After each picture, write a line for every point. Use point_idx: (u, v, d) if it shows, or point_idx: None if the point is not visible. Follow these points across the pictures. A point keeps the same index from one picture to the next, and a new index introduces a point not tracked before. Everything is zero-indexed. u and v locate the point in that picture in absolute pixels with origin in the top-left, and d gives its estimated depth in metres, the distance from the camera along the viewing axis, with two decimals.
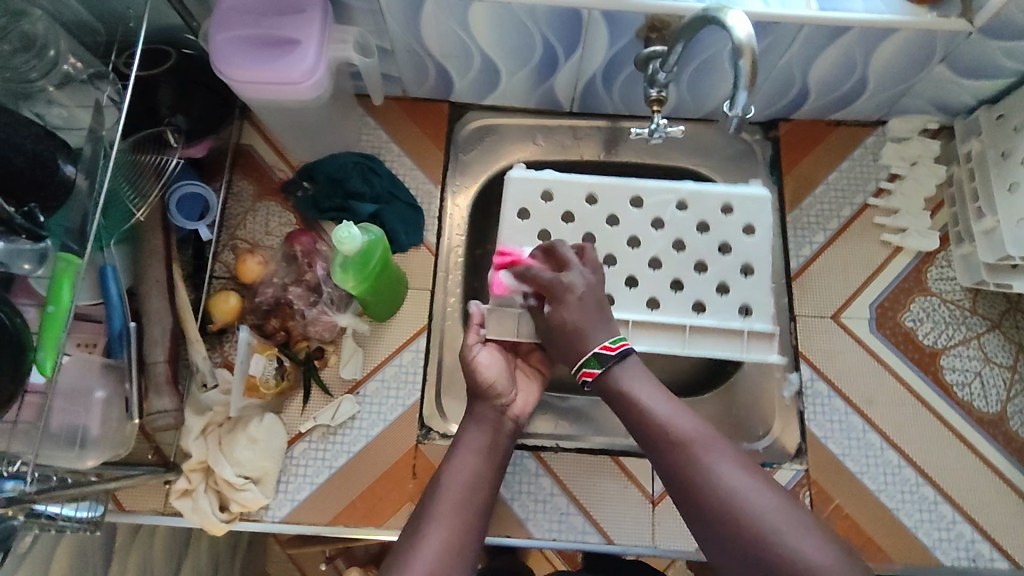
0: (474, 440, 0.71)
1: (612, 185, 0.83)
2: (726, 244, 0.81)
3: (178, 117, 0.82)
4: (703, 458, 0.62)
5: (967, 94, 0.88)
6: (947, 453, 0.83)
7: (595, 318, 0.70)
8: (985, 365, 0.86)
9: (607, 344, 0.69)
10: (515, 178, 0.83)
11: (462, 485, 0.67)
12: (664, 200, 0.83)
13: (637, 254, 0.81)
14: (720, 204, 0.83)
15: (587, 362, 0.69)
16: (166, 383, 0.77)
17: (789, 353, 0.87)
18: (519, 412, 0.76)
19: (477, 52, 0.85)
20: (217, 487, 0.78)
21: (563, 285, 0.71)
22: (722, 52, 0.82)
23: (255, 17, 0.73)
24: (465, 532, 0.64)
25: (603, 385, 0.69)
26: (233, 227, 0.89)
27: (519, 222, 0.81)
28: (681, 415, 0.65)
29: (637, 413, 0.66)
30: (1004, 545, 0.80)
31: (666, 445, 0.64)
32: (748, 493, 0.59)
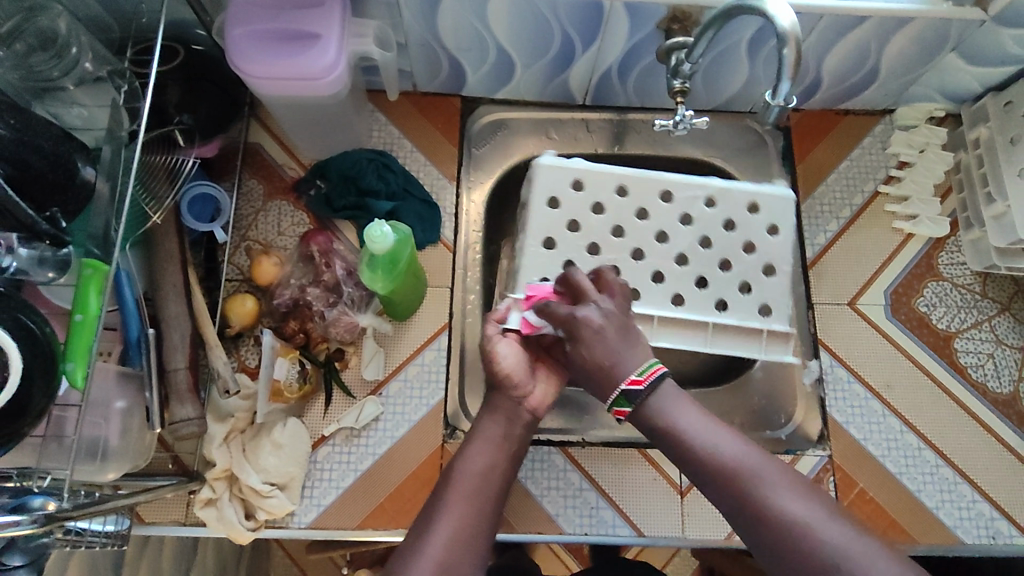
0: (490, 430, 0.69)
1: (643, 178, 0.82)
2: (749, 232, 0.82)
3: (186, 116, 0.80)
4: (759, 490, 0.58)
5: (974, 82, 0.90)
6: (964, 434, 0.85)
7: (618, 348, 0.66)
8: (997, 347, 0.88)
9: (635, 377, 0.64)
10: (544, 166, 0.81)
11: (473, 476, 0.65)
12: (692, 196, 0.82)
13: (664, 249, 0.81)
14: (748, 202, 0.82)
15: (616, 402, 0.65)
16: (188, 391, 0.74)
17: (808, 341, 0.89)
18: (537, 407, 0.74)
19: (495, 45, 0.84)
20: (241, 495, 0.76)
21: (579, 319, 0.67)
22: (741, 42, 0.82)
23: (273, 12, 0.70)
24: (475, 523, 0.63)
25: (639, 418, 0.65)
26: (245, 228, 0.87)
27: (548, 212, 0.81)
28: (724, 442, 0.62)
29: (681, 446, 0.62)
30: (1022, 522, 0.81)
31: (718, 478, 0.60)
32: (815, 522, 0.55)
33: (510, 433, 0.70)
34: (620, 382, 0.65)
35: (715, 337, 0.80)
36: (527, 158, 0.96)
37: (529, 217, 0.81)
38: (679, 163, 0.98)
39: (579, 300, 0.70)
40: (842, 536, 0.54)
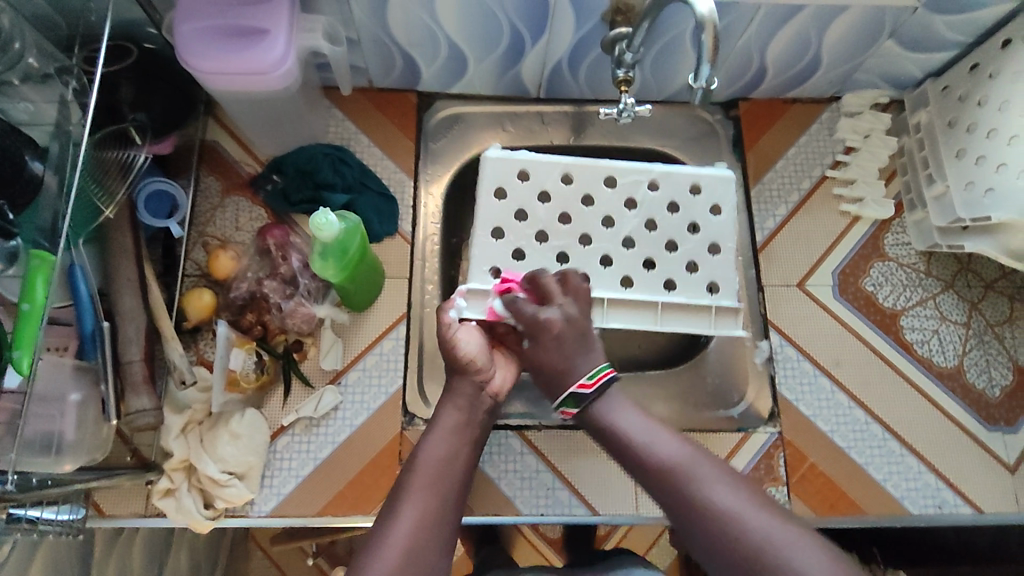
0: (448, 419, 0.71)
1: (586, 166, 0.84)
2: (695, 211, 0.84)
3: (141, 115, 0.81)
4: (692, 483, 0.64)
5: (914, 68, 0.93)
6: (911, 407, 0.87)
7: (573, 352, 0.72)
8: (942, 323, 0.91)
9: (585, 382, 0.70)
10: (491, 159, 0.84)
11: (436, 462, 0.68)
12: (636, 180, 0.85)
13: (612, 234, 0.83)
14: (690, 184, 0.85)
15: (565, 402, 0.72)
16: (143, 383, 0.75)
17: (758, 322, 0.91)
18: (497, 390, 0.74)
19: (446, 40, 0.86)
20: (200, 485, 0.77)
21: (541, 322, 0.71)
22: (683, 34, 0.85)
23: (222, 7, 0.71)
24: (437, 519, 0.65)
25: (586, 419, 0.72)
26: (202, 224, 0.88)
27: (495, 202, 0.83)
28: (664, 441, 0.68)
29: (624, 445, 0.69)
30: (966, 492, 0.84)
31: (655, 474, 0.66)
32: (742, 511, 0.61)
33: (470, 421, 0.71)
34: (571, 385, 0.71)
35: (666, 314, 0.81)
36: (483, 150, 0.98)
37: (477, 207, 0.82)
38: (633, 153, 1.00)
39: (543, 302, 0.74)
40: (767, 524, 0.60)
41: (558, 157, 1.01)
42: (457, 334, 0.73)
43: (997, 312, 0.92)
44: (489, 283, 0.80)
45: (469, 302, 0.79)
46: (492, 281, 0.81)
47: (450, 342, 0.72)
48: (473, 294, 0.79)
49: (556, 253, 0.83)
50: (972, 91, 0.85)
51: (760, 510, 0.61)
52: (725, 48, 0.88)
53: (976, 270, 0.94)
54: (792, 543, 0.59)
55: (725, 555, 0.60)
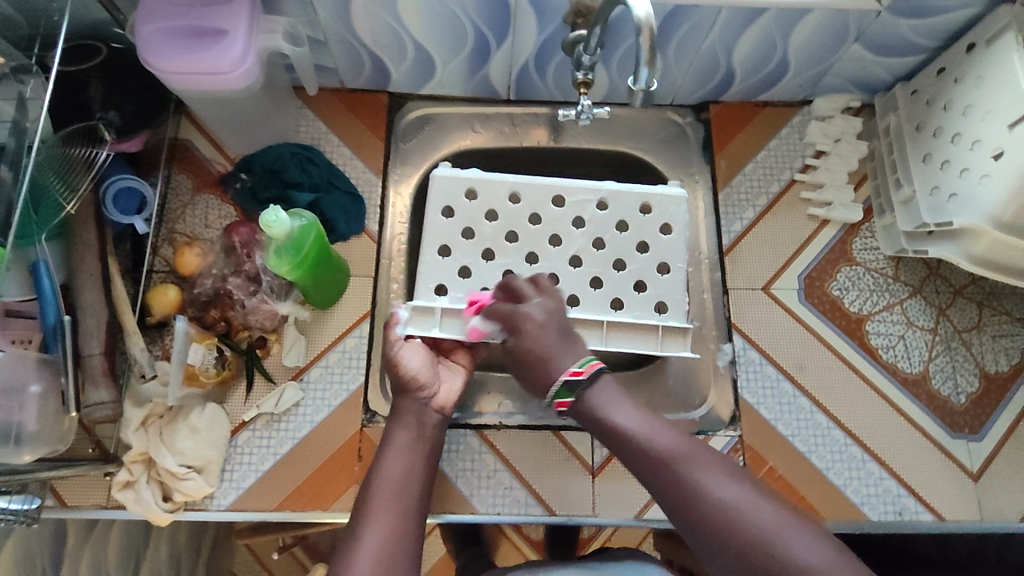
0: (402, 437, 0.73)
1: (533, 185, 0.87)
2: (646, 230, 0.86)
3: (111, 113, 0.82)
4: (691, 474, 0.61)
5: (884, 72, 0.92)
6: (874, 413, 0.87)
7: (556, 344, 0.70)
8: (908, 329, 0.90)
9: (574, 369, 0.68)
10: (440, 176, 0.86)
11: (393, 479, 0.69)
12: (584, 200, 0.87)
13: (559, 252, 0.85)
14: (639, 203, 0.87)
15: (559, 393, 0.69)
16: (103, 375, 0.77)
17: (722, 325, 0.91)
18: (442, 406, 0.76)
19: (411, 42, 0.87)
20: (159, 477, 0.78)
21: (521, 314, 0.73)
22: (626, 46, 0.86)
23: (182, 9, 0.73)
24: (402, 528, 0.66)
25: (580, 410, 0.68)
26: (172, 221, 0.90)
27: (443, 220, 0.85)
28: (659, 432, 0.65)
29: (620, 438, 0.66)
30: (927, 498, 0.83)
31: (654, 466, 0.63)
32: (745, 503, 0.59)
33: (424, 436, 0.74)
34: (563, 373, 0.69)
35: (612, 335, 0.81)
36: (453, 151, 0.98)
37: (426, 221, 0.85)
38: (603, 155, 1.00)
39: (519, 301, 0.75)
40: (768, 514, 0.58)
41: (530, 158, 1.01)
42: (402, 354, 0.77)
43: (965, 318, 0.91)
44: (436, 301, 0.81)
45: (411, 320, 0.80)
46: (437, 300, 0.82)
47: (394, 364, 0.76)
48: (419, 311, 0.80)
49: (503, 270, 0.85)
50: (937, 95, 0.85)
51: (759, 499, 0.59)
52: (689, 51, 0.88)
53: (945, 276, 0.93)
54: (793, 532, 0.57)
55: (725, 549, 0.58)
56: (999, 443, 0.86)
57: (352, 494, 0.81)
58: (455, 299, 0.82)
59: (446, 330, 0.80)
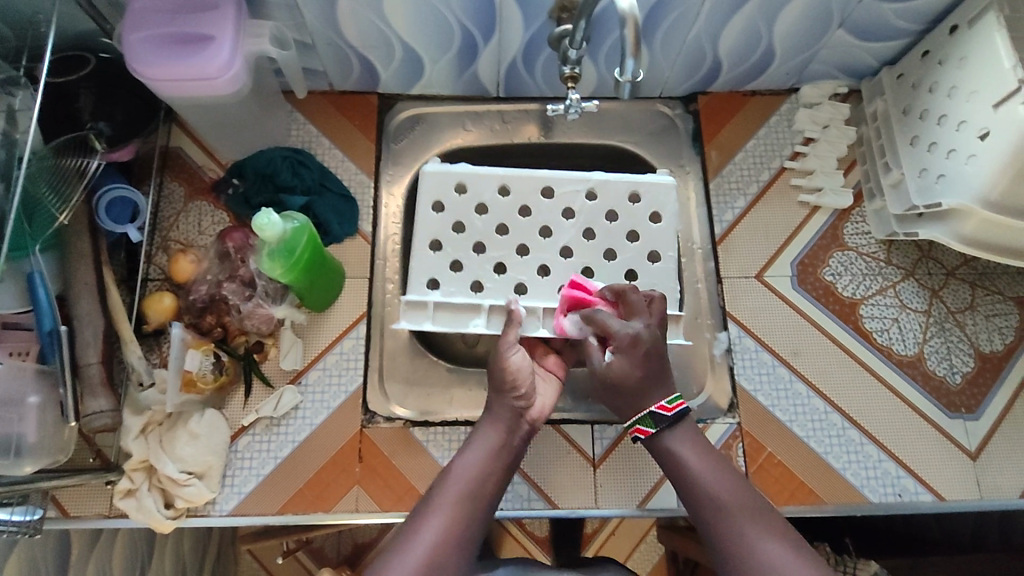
0: (486, 438, 0.72)
1: (523, 178, 0.87)
2: (635, 220, 0.87)
3: (101, 124, 0.83)
4: (748, 529, 0.66)
5: (871, 57, 0.93)
6: (871, 396, 0.87)
7: (652, 378, 0.72)
8: (902, 311, 0.91)
9: (665, 404, 0.72)
10: (429, 172, 0.87)
11: (468, 480, 0.69)
12: (574, 190, 0.87)
13: (550, 244, 0.86)
14: (629, 192, 0.87)
15: (642, 421, 0.72)
16: (101, 384, 0.77)
17: (717, 314, 0.91)
18: (535, 419, 0.75)
19: (397, 42, 0.87)
20: (161, 485, 0.78)
21: (628, 337, 0.72)
22: (610, 37, 0.86)
23: (167, 16, 0.74)
24: (464, 525, 0.67)
25: (651, 442, 0.74)
26: (166, 228, 0.90)
27: (432, 214, 0.86)
28: (729, 482, 0.70)
29: (688, 483, 0.71)
30: (926, 479, 0.84)
31: (719, 519, 0.68)
32: (794, 568, 0.63)
33: (508, 443, 0.72)
34: (649, 405, 0.72)
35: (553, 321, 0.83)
36: (445, 150, 0.99)
37: (417, 218, 0.86)
38: (594, 149, 1.01)
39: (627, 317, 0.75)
40: None
41: (521, 154, 1.01)
42: (509, 353, 0.74)
43: (958, 299, 0.92)
44: (427, 296, 0.82)
45: (405, 313, 0.82)
46: (430, 293, 0.83)
47: (502, 361, 0.74)
48: (412, 305, 0.82)
49: (494, 263, 0.86)
50: (923, 78, 0.86)
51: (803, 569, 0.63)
52: (675, 42, 0.88)
53: (937, 258, 0.93)
54: None
55: None
56: (996, 422, 0.87)
57: (355, 494, 0.82)
58: (448, 292, 0.84)
59: (437, 324, 0.82)
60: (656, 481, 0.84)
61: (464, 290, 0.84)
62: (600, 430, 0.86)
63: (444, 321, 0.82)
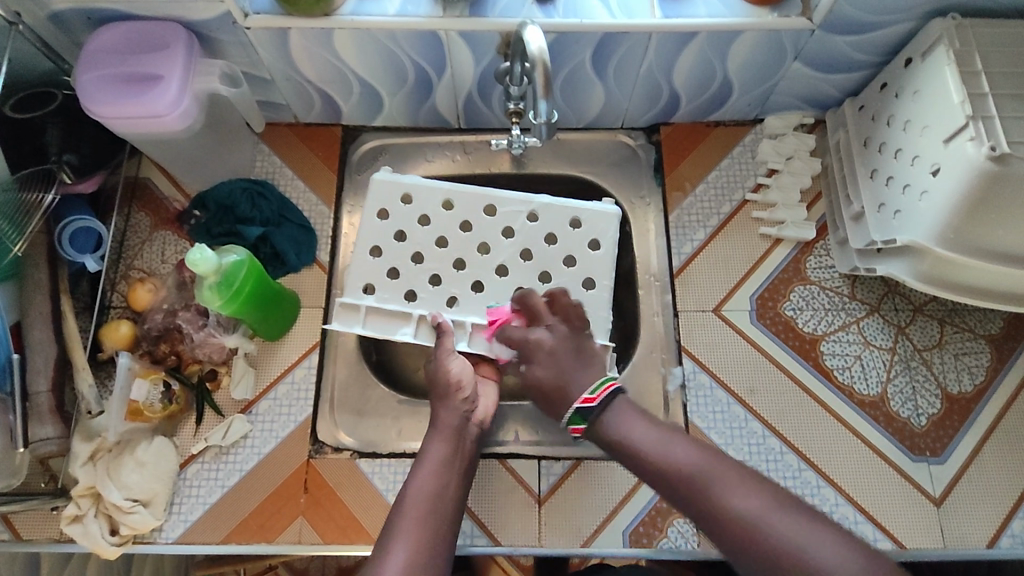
0: (436, 453, 0.71)
1: (467, 194, 0.87)
2: (573, 244, 0.86)
3: (68, 155, 0.86)
4: (709, 485, 0.62)
5: (834, 88, 0.91)
6: (830, 436, 0.84)
7: (572, 366, 0.73)
8: (865, 348, 0.88)
9: (588, 396, 0.71)
10: (379, 178, 0.87)
11: (426, 495, 0.67)
12: (514, 211, 0.87)
13: (486, 261, 0.87)
14: (569, 218, 0.87)
15: (572, 419, 0.72)
16: (50, 412, 0.79)
17: (673, 348, 0.90)
18: (481, 419, 0.75)
19: (353, 77, 0.88)
20: (107, 512, 0.80)
21: (533, 342, 0.76)
22: (560, 71, 0.86)
23: (121, 56, 0.77)
24: (431, 544, 0.64)
25: (595, 434, 0.71)
26: (130, 257, 0.92)
27: (376, 222, 0.86)
28: (672, 447, 0.66)
29: (633, 458, 0.67)
30: (886, 526, 0.81)
31: (676, 480, 0.64)
32: (764, 515, 0.58)
33: (458, 451, 0.71)
34: (575, 399, 0.71)
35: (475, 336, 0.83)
36: None
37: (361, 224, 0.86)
38: (556, 180, 1.00)
39: (535, 321, 0.79)
40: (790, 523, 0.58)
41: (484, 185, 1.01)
42: (447, 360, 0.76)
43: (926, 337, 0.88)
44: (360, 300, 0.83)
45: (336, 317, 0.83)
46: (365, 298, 0.84)
47: (440, 368, 0.76)
48: (345, 308, 0.83)
49: (430, 275, 0.86)
50: (881, 110, 0.84)
51: (779, 506, 0.59)
52: (629, 76, 0.88)
53: (904, 293, 0.91)
54: (815, 541, 0.56)
55: (756, 559, 0.58)
56: (963, 467, 0.83)
57: (298, 526, 0.82)
58: (383, 299, 0.84)
59: (367, 328, 0.83)
60: (602, 520, 0.82)
61: (398, 297, 0.85)
62: (547, 466, 0.85)
63: (375, 326, 0.83)
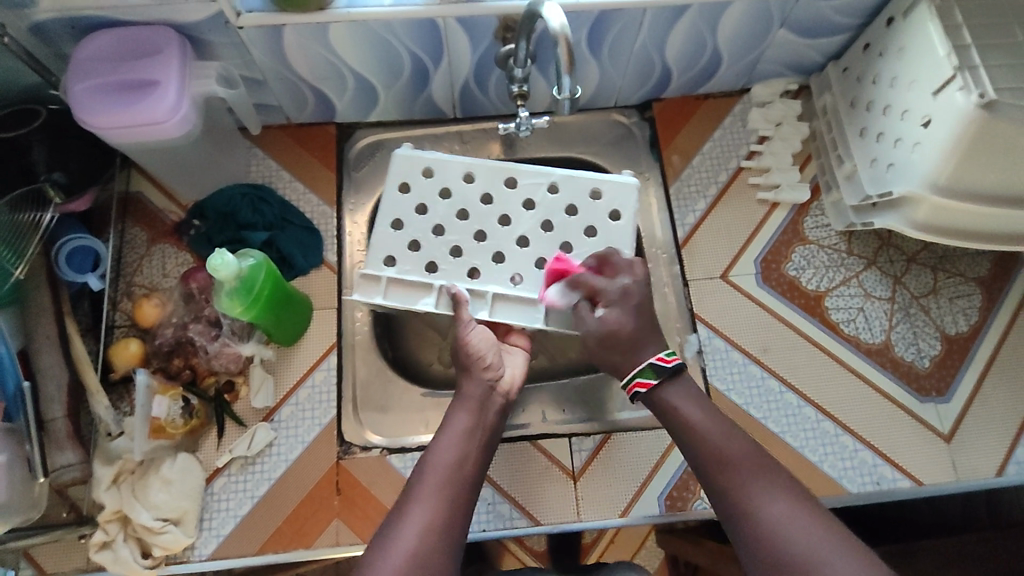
0: (458, 421, 0.71)
1: (487, 166, 0.88)
2: (594, 215, 0.86)
3: (56, 174, 0.83)
4: (748, 486, 0.64)
5: (816, 53, 0.94)
6: (844, 387, 0.88)
7: (646, 330, 0.74)
8: (867, 300, 0.92)
9: (663, 355, 0.72)
10: (399, 155, 0.88)
11: (445, 465, 0.67)
12: (536, 183, 0.87)
13: (509, 232, 0.86)
14: (591, 189, 0.87)
15: (643, 373, 0.72)
16: (69, 438, 0.77)
17: (686, 317, 0.92)
18: (506, 389, 0.75)
19: (349, 73, 0.87)
20: (136, 534, 0.78)
21: (616, 291, 0.75)
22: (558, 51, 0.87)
23: (113, 65, 0.74)
24: (448, 513, 0.64)
25: (651, 398, 0.72)
26: (130, 274, 0.89)
27: (399, 195, 0.86)
28: (736, 437, 0.68)
29: (688, 436, 0.69)
30: (903, 465, 0.85)
31: (718, 468, 0.66)
32: (793, 525, 0.61)
33: (479, 421, 0.71)
34: (647, 357, 0.73)
35: (498, 306, 0.83)
36: None
37: (382, 198, 0.86)
38: (555, 163, 1.01)
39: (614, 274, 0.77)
40: (811, 534, 0.60)
41: None
42: (469, 331, 0.77)
43: (921, 284, 0.93)
44: (383, 271, 0.83)
45: (358, 286, 0.83)
46: (387, 269, 0.84)
47: (464, 339, 0.77)
48: (367, 279, 0.83)
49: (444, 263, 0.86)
50: (866, 70, 0.88)
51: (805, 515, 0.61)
52: (623, 53, 0.89)
53: (897, 245, 0.95)
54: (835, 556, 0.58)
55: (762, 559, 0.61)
56: (967, 403, 0.87)
57: (335, 529, 0.81)
58: (403, 270, 0.84)
59: (388, 299, 0.82)
60: (636, 490, 0.83)
61: (419, 270, 0.84)
62: (578, 442, 0.86)
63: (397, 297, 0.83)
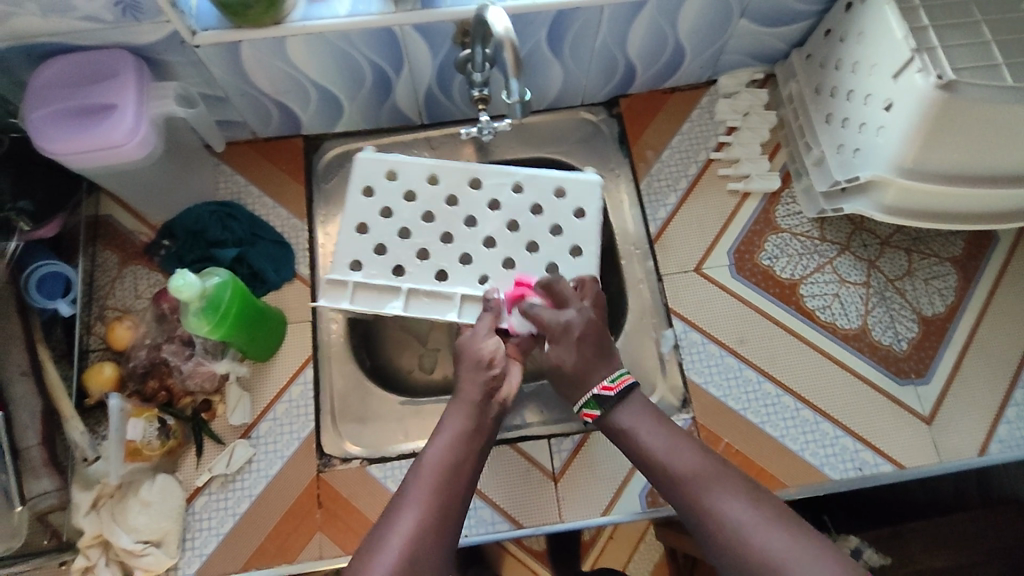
0: (454, 423, 0.70)
1: (452, 167, 0.88)
2: (559, 214, 0.86)
3: (23, 202, 0.82)
4: (705, 493, 0.63)
5: (779, 41, 0.94)
6: (822, 374, 0.88)
7: (593, 360, 0.73)
8: (842, 286, 0.92)
9: (607, 384, 0.72)
10: (361, 158, 0.88)
11: (441, 467, 0.67)
12: (500, 184, 0.88)
13: (474, 234, 0.86)
14: (554, 188, 0.87)
15: (588, 404, 0.72)
16: (44, 466, 0.77)
17: (662, 312, 0.91)
18: (505, 397, 0.74)
19: (311, 85, 0.87)
20: (118, 557, 0.78)
21: (563, 324, 0.74)
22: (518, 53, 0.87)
23: (69, 90, 0.74)
24: (441, 514, 0.64)
25: (604, 420, 0.73)
26: (102, 298, 0.89)
27: (366, 203, 0.86)
28: (681, 451, 0.67)
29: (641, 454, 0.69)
30: (884, 450, 0.84)
31: (675, 480, 0.66)
32: (757, 527, 0.60)
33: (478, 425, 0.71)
34: (592, 387, 0.72)
35: (467, 308, 0.83)
36: None
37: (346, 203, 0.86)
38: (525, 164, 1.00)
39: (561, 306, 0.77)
40: (776, 537, 0.58)
41: None
42: (482, 340, 0.75)
43: (896, 267, 0.93)
44: (349, 275, 0.84)
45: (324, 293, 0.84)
46: (353, 274, 0.84)
47: (475, 343, 0.76)
48: (331, 284, 0.84)
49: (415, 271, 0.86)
50: (829, 56, 0.87)
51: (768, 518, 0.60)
52: (584, 52, 0.89)
53: (870, 229, 0.94)
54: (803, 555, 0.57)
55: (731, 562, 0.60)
56: (946, 383, 0.87)
57: (317, 542, 0.81)
58: (369, 274, 0.84)
59: (354, 304, 0.83)
60: (617, 488, 0.83)
61: (392, 277, 0.85)
62: (558, 443, 0.86)
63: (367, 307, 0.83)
